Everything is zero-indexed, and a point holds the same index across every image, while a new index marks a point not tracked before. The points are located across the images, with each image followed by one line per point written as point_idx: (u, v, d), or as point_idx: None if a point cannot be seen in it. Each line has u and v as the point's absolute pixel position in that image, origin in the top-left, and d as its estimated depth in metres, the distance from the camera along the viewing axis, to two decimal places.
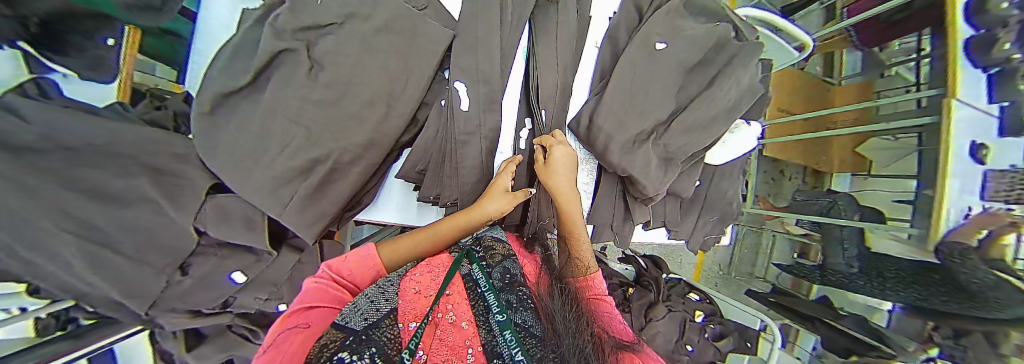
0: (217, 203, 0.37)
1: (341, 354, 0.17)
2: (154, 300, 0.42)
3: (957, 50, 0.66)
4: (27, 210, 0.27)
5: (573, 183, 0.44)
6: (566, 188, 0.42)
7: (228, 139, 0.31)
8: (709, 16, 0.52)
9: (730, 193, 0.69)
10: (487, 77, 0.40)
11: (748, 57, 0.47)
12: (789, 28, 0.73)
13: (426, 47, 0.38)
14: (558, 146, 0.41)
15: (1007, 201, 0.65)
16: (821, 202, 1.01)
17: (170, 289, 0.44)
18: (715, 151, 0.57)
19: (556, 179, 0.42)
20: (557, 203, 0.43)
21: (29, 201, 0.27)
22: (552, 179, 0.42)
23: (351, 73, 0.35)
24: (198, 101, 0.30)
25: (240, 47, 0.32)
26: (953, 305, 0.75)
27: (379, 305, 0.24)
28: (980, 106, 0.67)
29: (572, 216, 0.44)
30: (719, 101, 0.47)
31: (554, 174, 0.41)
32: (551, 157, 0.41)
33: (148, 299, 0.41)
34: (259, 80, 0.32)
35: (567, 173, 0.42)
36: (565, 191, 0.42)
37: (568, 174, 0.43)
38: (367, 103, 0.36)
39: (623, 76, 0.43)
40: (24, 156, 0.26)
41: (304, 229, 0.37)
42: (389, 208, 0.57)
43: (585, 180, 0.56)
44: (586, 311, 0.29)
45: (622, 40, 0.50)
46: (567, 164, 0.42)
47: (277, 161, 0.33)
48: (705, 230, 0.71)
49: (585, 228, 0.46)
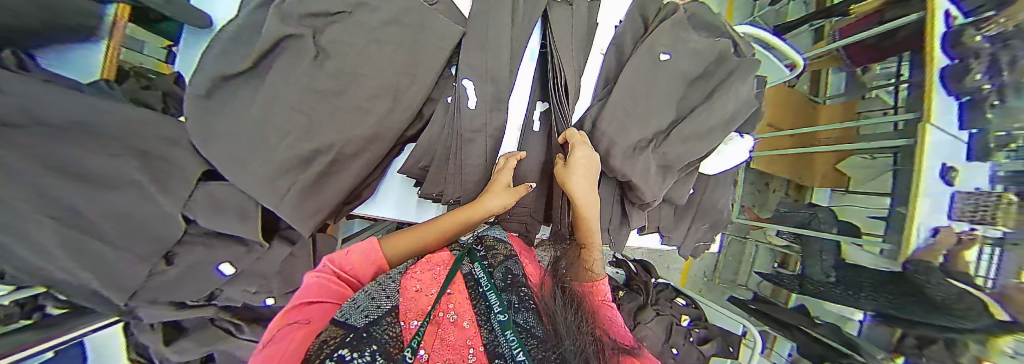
0: (209, 190, 0.37)
1: (340, 352, 0.17)
2: (136, 290, 0.40)
3: (935, 78, 0.69)
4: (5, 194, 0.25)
5: (593, 185, 0.43)
6: (586, 190, 0.41)
7: (226, 126, 0.30)
8: (710, 30, 0.54)
9: (722, 202, 0.71)
10: (495, 77, 0.40)
11: (747, 73, 0.48)
12: (782, 47, 0.76)
13: (434, 43, 0.38)
14: (580, 146, 0.40)
15: (973, 221, 0.72)
16: (800, 213, 1.07)
17: (154, 279, 0.42)
18: (711, 160, 0.59)
19: (574, 180, 0.41)
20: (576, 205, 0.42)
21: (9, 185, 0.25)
22: (569, 183, 0.41)
23: (357, 63, 0.34)
24: (194, 85, 0.29)
25: (242, 30, 0.31)
26: (919, 314, 0.79)
27: (379, 302, 0.24)
28: (953, 132, 0.71)
29: (590, 223, 0.44)
30: (718, 111, 0.48)
31: (571, 175, 0.41)
32: (571, 160, 0.40)
33: (130, 289, 0.39)
34: (260, 66, 0.31)
35: (586, 179, 0.41)
36: (584, 196, 0.42)
37: (587, 177, 0.41)
38: (370, 96, 0.35)
39: (627, 83, 0.44)
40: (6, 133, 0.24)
41: (303, 220, 0.37)
42: (387, 203, 0.56)
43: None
44: (587, 312, 0.29)
45: (627, 47, 0.51)
46: (586, 168, 0.41)
47: (276, 151, 0.32)
48: (697, 236, 0.73)
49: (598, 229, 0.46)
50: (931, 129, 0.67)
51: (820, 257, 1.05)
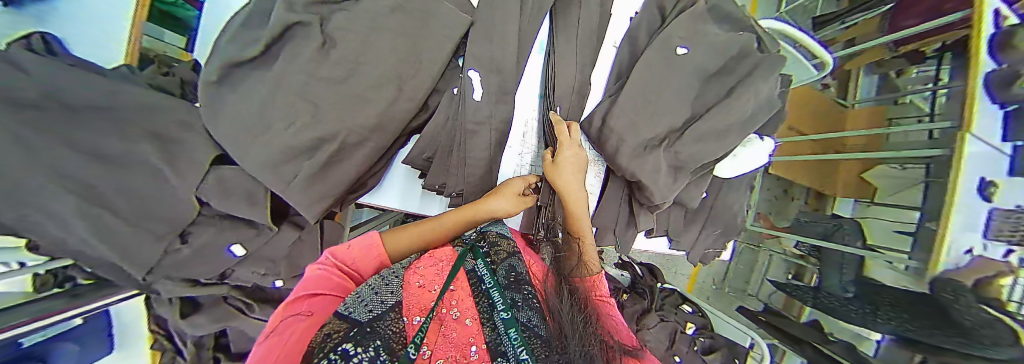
0: (218, 173, 0.37)
1: (344, 345, 0.17)
2: (152, 267, 0.42)
3: (979, 84, 0.63)
4: (22, 164, 0.26)
5: (581, 183, 0.43)
6: (574, 187, 0.41)
7: (235, 112, 0.31)
8: (731, 23, 0.51)
9: (736, 206, 0.67)
10: (501, 69, 0.39)
11: (769, 70, 0.46)
12: (811, 44, 0.71)
13: (440, 32, 0.37)
14: (568, 146, 0.40)
15: (1010, 241, 0.68)
16: (827, 222, 1.00)
17: (167, 258, 0.44)
18: (725, 163, 0.56)
19: (562, 178, 0.41)
20: (564, 201, 0.42)
21: (27, 156, 0.26)
22: (559, 180, 0.41)
23: (364, 51, 0.33)
24: (205, 70, 0.30)
25: (252, 18, 0.31)
26: (940, 338, 0.72)
27: (384, 296, 0.24)
28: (996, 144, 0.66)
29: (579, 215, 0.44)
30: (737, 110, 0.46)
31: (561, 171, 0.41)
32: (559, 157, 0.40)
33: (147, 266, 0.41)
34: (269, 52, 0.31)
35: (574, 175, 0.42)
36: (571, 191, 0.42)
37: (576, 175, 0.42)
38: (377, 83, 0.35)
39: (639, 78, 0.42)
40: (24, 110, 0.26)
41: (310, 205, 0.37)
42: (391, 194, 0.57)
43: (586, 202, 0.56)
44: (592, 313, 0.28)
45: (642, 41, 0.48)
46: (575, 165, 0.41)
47: (282, 135, 0.32)
48: (708, 242, 0.70)
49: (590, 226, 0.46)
50: (969, 139, 0.62)
51: (839, 270, 0.99)
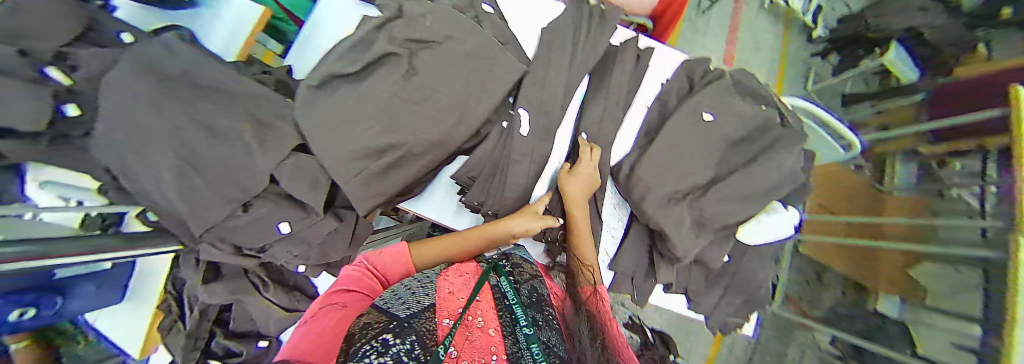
0: (297, 160, 0.43)
1: (385, 335, 0.20)
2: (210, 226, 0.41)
3: None
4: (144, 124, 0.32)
5: (587, 196, 0.48)
6: (579, 197, 0.47)
7: (325, 114, 0.37)
8: (756, 99, 0.56)
9: (762, 276, 0.64)
10: (547, 110, 0.45)
11: (794, 144, 0.48)
12: (837, 126, 0.74)
13: (501, 73, 0.44)
14: (585, 159, 0.46)
15: None
16: (867, 320, 0.95)
17: (226, 221, 0.43)
18: (749, 227, 0.56)
19: (570, 186, 0.46)
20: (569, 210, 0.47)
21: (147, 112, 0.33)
22: (567, 188, 0.47)
23: (438, 80, 0.40)
24: (314, 78, 0.37)
25: (359, 45, 0.39)
26: None
27: (419, 297, 0.26)
28: None
29: (580, 226, 0.48)
30: (763, 177, 0.47)
31: (571, 180, 0.46)
32: (575, 168, 0.47)
33: (205, 224, 0.40)
34: (365, 72, 0.39)
35: (582, 188, 0.47)
36: (576, 200, 0.47)
37: (584, 188, 0.47)
38: (442, 107, 0.41)
39: (669, 135, 0.46)
40: (150, 72, 0.34)
41: (365, 201, 0.41)
42: (429, 205, 0.60)
43: (608, 246, 0.57)
44: (610, 346, 0.28)
45: (672, 103, 0.53)
46: (586, 179, 0.47)
47: (359, 138, 0.38)
48: (729, 312, 0.65)
49: (590, 237, 0.48)
50: None
51: None
